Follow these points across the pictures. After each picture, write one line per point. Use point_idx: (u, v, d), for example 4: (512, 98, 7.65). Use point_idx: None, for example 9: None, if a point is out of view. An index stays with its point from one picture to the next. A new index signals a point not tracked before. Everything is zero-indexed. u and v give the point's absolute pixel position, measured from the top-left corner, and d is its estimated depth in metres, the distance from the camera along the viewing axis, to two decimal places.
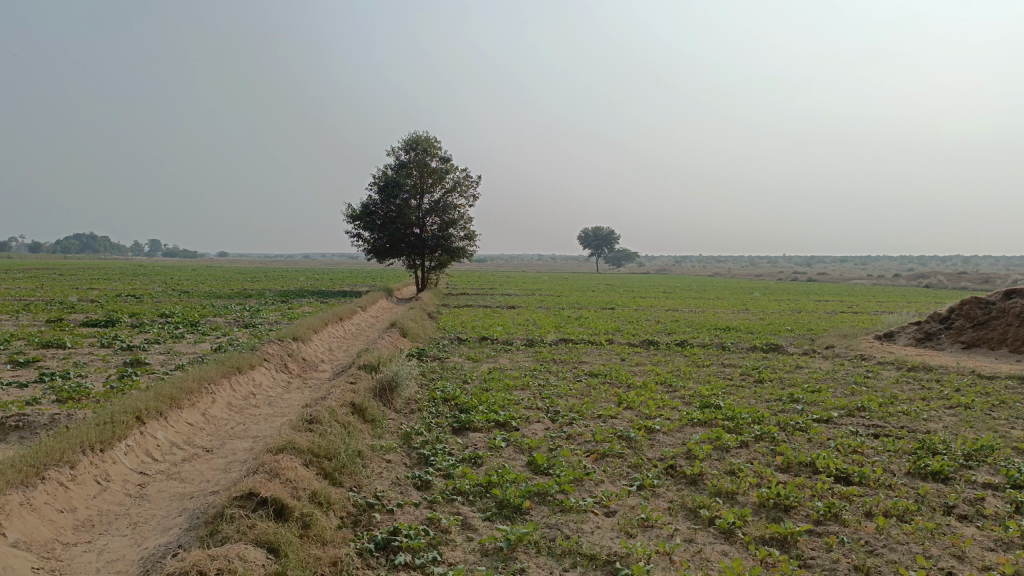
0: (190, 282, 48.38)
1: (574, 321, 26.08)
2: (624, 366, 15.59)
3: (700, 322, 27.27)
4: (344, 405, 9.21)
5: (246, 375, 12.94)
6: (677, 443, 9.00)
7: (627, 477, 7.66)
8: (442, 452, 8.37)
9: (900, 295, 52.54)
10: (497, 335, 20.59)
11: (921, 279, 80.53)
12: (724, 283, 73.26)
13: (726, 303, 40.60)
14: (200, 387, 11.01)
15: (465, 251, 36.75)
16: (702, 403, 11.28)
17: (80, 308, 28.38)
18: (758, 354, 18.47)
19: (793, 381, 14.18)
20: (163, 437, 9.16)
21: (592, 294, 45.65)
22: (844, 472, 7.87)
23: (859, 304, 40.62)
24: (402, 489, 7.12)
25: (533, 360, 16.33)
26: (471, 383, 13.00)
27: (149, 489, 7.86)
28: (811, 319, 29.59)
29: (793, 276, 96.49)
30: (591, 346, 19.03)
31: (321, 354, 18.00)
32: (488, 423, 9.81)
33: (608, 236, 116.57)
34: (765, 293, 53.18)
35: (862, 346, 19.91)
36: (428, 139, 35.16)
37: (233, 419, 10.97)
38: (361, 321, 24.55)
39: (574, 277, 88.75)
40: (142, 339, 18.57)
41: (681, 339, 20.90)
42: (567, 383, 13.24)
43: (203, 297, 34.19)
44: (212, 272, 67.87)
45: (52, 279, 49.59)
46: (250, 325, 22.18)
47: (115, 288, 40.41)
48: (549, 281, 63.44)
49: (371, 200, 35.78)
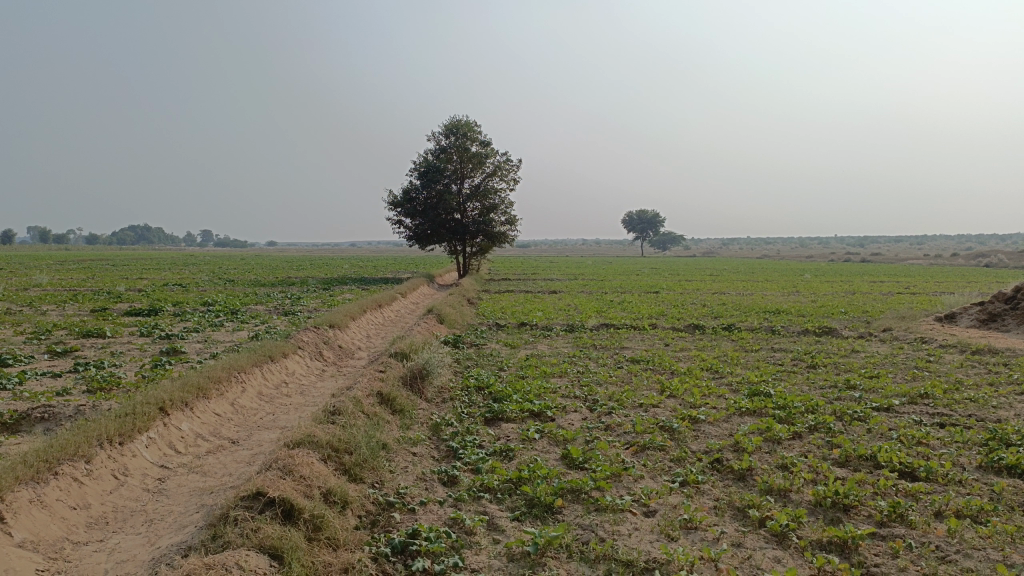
0: (235, 271, 48.90)
1: (617, 305, 25.41)
2: (667, 352, 14.95)
3: (749, 305, 26.37)
4: (371, 395, 8.82)
5: (279, 364, 12.66)
6: (723, 434, 8.41)
7: (669, 472, 7.11)
8: (471, 445, 7.93)
9: (961, 275, 50.34)
10: (537, 320, 20.10)
11: (981, 259, 77.49)
12: (775, 266, 71.43)
13: (776, 285, 39.38)
14: (229, 376, 10.73)
15: (507, 236, 36.22)
16: (750, 390, 10.63)
17: (126, 297, 28.73)
18: (810, 338, 17.64)
19: (848, 366, 13.40)
20: (188, 428, 8.88)
21: (637, 278, 44.79)
22: (909, 467, 7.19)
23: (915, 285, 39.06)
24: (427, 485, 6.70)
25: (573, 346, 15.80)
26: (507, 371, 12.53)
27: (169, 483, 7.57)
28: (865, 301, 28.42)
29: (845, 257, 93.49)
30: (634, 331, 18.43)
31: (358, 341, 17.75)
32: (522, 413, 9.35)
33: (653, 218, 114.81)
34: (816, 275, 51.46)
35: (921, 329, 18.90)
36: (468, 124, 34.66)
37: (262, 409, 10.67)
38: (401, 308, 24.27)
39: (618, 261, 87.65)
40: (182, 328, 18.57)
41: (728, 323, 20.12)
42: (607, 370, 12.68)
43: (246, 286, 34.39)
44: (260, 261, 68.58)
45: (104, 270, 50.65)
46: (290, 313, 22.07)
47: (163, 278, 41.03)
48: (594, 266, 62.68)
49: (411, 185, 35.51)
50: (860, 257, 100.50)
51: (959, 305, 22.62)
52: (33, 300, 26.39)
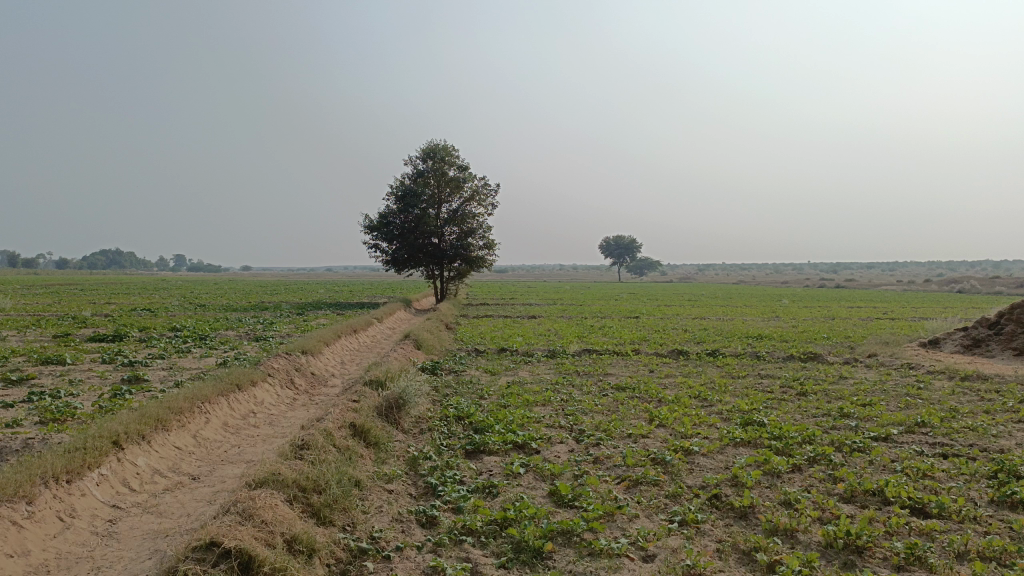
0: (207, 296, 47.85)
1: (598, 331, 24.98)
2: (653, 378, 14.47)
3: (731, 330, 26.05)
4: (344, 426, 8.23)
5: (247, 393, 12.01)
6: (719, 467, 7.93)
7: (665, 510, 6.60)
8: (451, 481, 7.36)
9: (935, 300, 50.66)
10: (517, 345, 19.59)
11: (953, 284, 78.43)
12: (751, 291, 71.61)
13: (755, 310, 39.24)
14: (192, 406, 10.08)
15: (485, 260, 35.73)
16: (743, 419, 10.18)
17: (91, 322, 27.77)
18: (796, 364, 17.27)
19: (839, 394, 13.00)
20: (144, 463, 8.23)
21: (615, 303, 44.48)
22: (919, 502, 6.75)
23: (892, 310, 39.13)
24: (404, 527, 6.13)
25: (555, 372, 15.29)
26: (488, 399, 11.98)
27: (121, 526, 6.89)
28: (846, 326, 28.26)
29: (820, 282, 94.22)
30: (617, 357, 17.97)
31: (332, 368, 17.09)
32: (505, 445, 8.80)
33: (630, 244, 115.01)
34: (793, 300, 51.47)
35: (907, 355, 18.63)
36: (446, 147, 34.32)
37: (227, 441, 10.01)
38: (377, 334, 23.64)
39: (595, 287, 87.49)
40: (148, 354, 17.80)
41: (712, 349, 19.74)
42: (592, 398, 12.15)
43: (217, 311, 33.53)
44: (233, 286, 67.36)
45: (72, 294, 49.48)
46: (261, 338, 21.36)
47: (132, 303, 40.02)
48: (572, 291, 62.39)
49: (389, 209, 35.01)
50: (834, 283, 101.27)
51: (942, 331, 22.45)
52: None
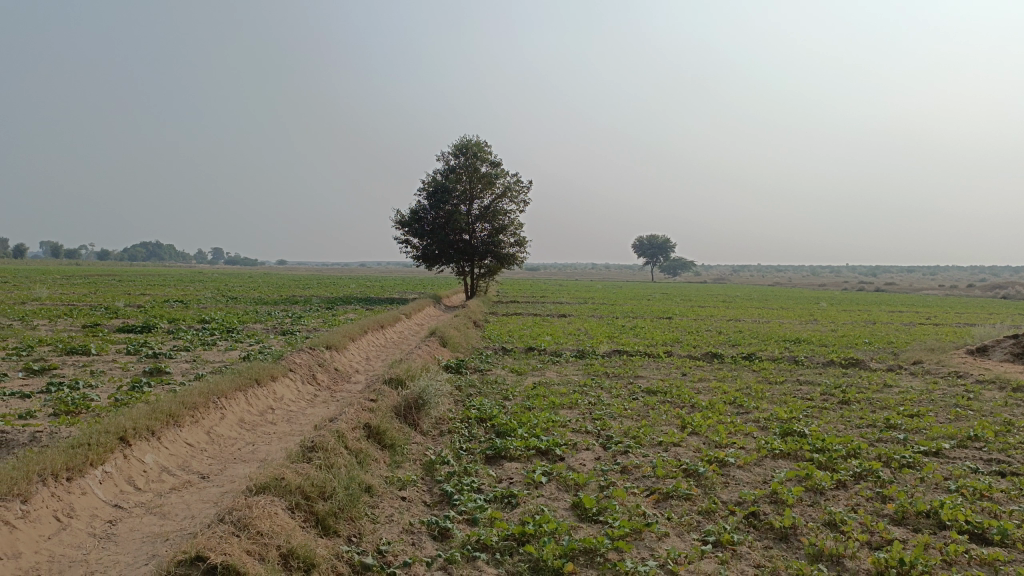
0: (239, 289, 47.98)
1: (629, 331, 24.41)
2: (685, 382, 13.90)
3: (767, 333, 25.23)
4: (358, 428, 7.81)
5: (266, 388, 11.70)
6: (756, 481, 7.39)
7: (698, 528, 6.08)
8: (469, 489, 6.93)
9: (980, 306, 49.05)
10: (546, 345, 19.10)
11: (997, 290, 76.18)
12: (787, 293, 70.19)
13: (791, 313, 38.25)
14: (207, 402, 9.78)
15: (516, 258, 35.26)
16: (781, 429, 9.58)
17: (124, 313, 27.90)
18: (836, 370, 16.55)
19: (884, 403, 12.31)
20: (152, 461, 7.92)
21: (648, 303, 43.77)
22: (979, 527, 6.14)
23: (935, 316, 37.89)
24: (415, 540, 5.70)
25: (583, 374, 14.78)
26: (513, 401, 11.52)
27: (120, 528, 6.55)
28: (888, 331, 27.30)
29: (859, 285, 92.13)
30: (648, 358, 17.39)
31: (356, 364, 16.77)
32: (528, 451, 8.34)
33: (663, 244, 113.82)
34: (831, 304, 50.16)
35: (954, 362, 17.78)
36: (479, 143, 33.89)
37: (242, 438, 9.69)
38: (404, 330, 23.31)
39: (628, 286, 86.57)
40: (173, 346, 17.66)
41: (747, 352, 19.07)
42: (621, 402, 11.63)
43: (247, 304, 33.57)
44: (267, 279, 67.65)
45: (110, 285, 50.15)
46: (288, 332, 21.19)
47: (166, 295, 40.35)
48: (605, 290, 61.62)
49: (420, 205, 34.72)
50: (873, 286, 99.05)
51: (990, 338, 21.47)
52: (26, 314, 25.56)
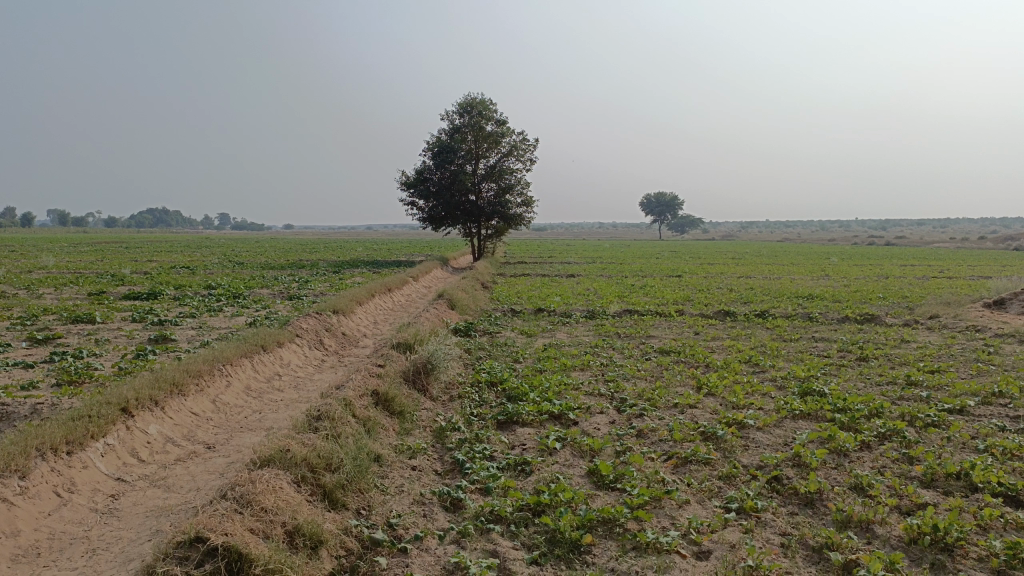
0: (246, 254, 47.89)
1: (639, 290, 24.11)
2: (698, 341, 13.63)
3: (779, 290, 24.89)
4: (366, 395, 7.59)
5: (272, 354, 11.50)
6: (778, 444, 7.16)
7: (719, 495, 5.86)
8: (481, 457, 6.71)
9: (993, 258, 48.48)
10: (555, 306, 18.84)
11: (1009, 242, 75.32)
12: (796, 248, 69.60)
13: (802, 269, 37.83)
14: (212, 369, 9.58)
15: (523, 218, 34.83)
16: (800, 388, 9.32)
17: (130, 280, 27.70)
18: (851, 326, 16.24)
19: (903, 360, 12.04)
20: (156, 431, 7.73)
21: (657, 261, 43.37)
22: (1013, 489, 5.89)
23: (948, 269, 37.39)
24: (427, 511, 5.49)
25: (594, 334, 14.53)
26: (523, 364, 11.29)
27: (123, 502, 6.38)
28: (901, 285, 26.90)
29: (869, 239, 91.26)
30: (659, 318, 17.13)
31: (364, 328, 16.55)
32: (540, 416, 8.12)
33: (671, 201, 112.86)
34: (842, 259, 49.73)
35: (972, 316, 17.45)
36: (483, 101, 33.21)
37: (249, 406, 9.50)
38: (411, 293, 23.06)
39: (636, 244, 86.01)
40: (179, 313, 17.45)
41: (760, 309, 18.77)
42: (634, 363, 11.39)
43: (254, 269, 33.37)
44: (274, 244, 67.38)
45: (117, 252, 50.03)
46: (295, 297, 20.97)
47: (173, 260, 40.19)
48: (613, 249, 61.17)
49: (425, 165, 34.24)
50: (884, 240, 98.06)
51: (1007, 290, 21.09)
52: (32, 283, 25.42)
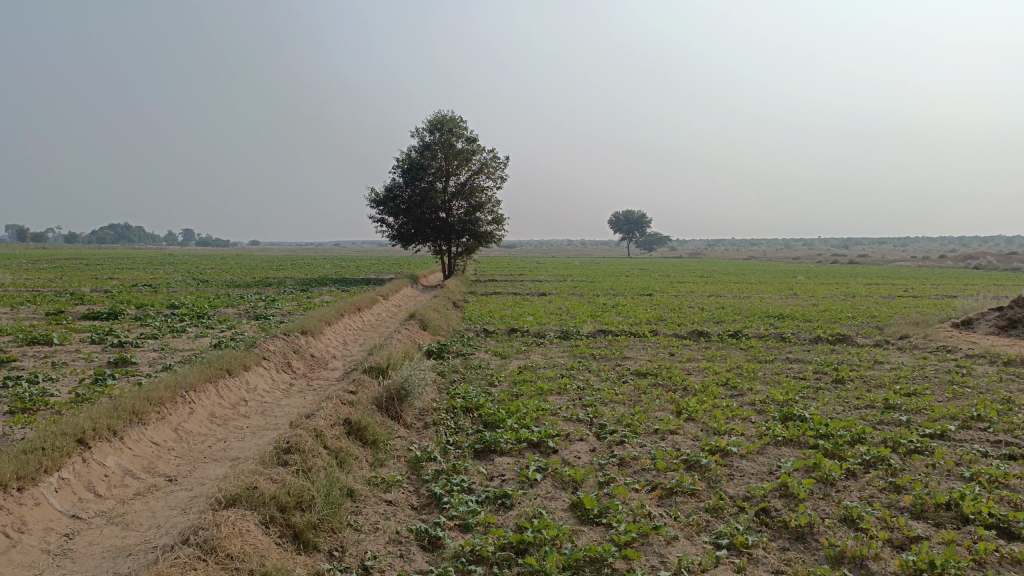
0: (211, 271, 47.03)
1: (611, 309, 24.00)
2: (674, 363, 13.50)
3: (750, 309, 24.95)
4: (337, 424, 7.27)
5: (238, 379, 11.10)
6: (763, 473, 7.00)
7: (707, 529, 5.66)
8: (459, 489, 6.44)
9: (955, 277, 49.34)
10: (528, 326, 18.62)
11: (968, 261, 77.03)
12: (764, 267, 70.37)
13: (770, 288, 38.14)
14: (174, 396, 9.18)
15: (494, 236, 34.64)
16: (781, 413, 9.19)
17: (90, 299, 26.90)
18: (824, 347, 16.25)
19: (879, 382, 12.00)
20: (114, 464, 7.33)
21: (627, 280, 43.44)
22: (1004, 520, 5.77)
23: (913, 288, 37.97)
24: (404, 551, 5.21)
25: (569, 356, 14.32)
26: (499, 388, 11.03)
27: (78, 541, 5.96)
28: (869, 304, 27.16)
29: (834, 258, 92.68)
30: (634, 338, 16.99)
31: (333, 349, 16.16)
32: (519, 444, 7.87)
33: (639, 219, 113.72)
34: (809, 277, 50.22)
35: (941, 336, 17.58)
36: (454, 119, 33.06)
37: (213, 435, 9.10)
38: (381, 312, 22.68)
39: (606, 261, 86.31)
40: (141, 334, 16.90)
41: (733, 329, 18.74)
42: (611, 386, 11.20)
43: (219, 288, 32.66)
44: (240, 261, 66.23)
45: (76, 269, 48.68)
46: (261, 317, 20.47)
47: (135, 278, 39.24)
48: (583, 267, 61.21)
49: (395, 183, 33.94)
50: (848, 258, 99.66)
51: (973, 310, 21.35)
52: None
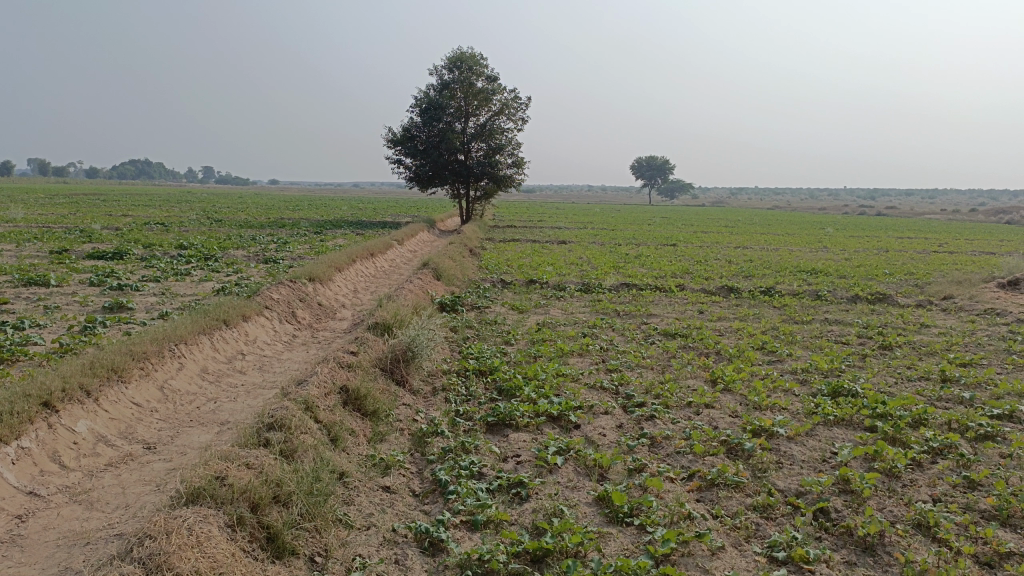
0: (225, 210, 46.12)
1: (634, 260, 22.98)
2: (704, 323, 12.55)
3: (780, 263, 23.78)
4: (332, 393, 6.43)
5: (236, 331, 10.30)
6: (816, 461, 6.12)
7: (758, 537, 4.80)
8: (467, 474, 5.60)
9: (988, 232, 47.59)
10: (547, 276, 17.70)
11: (1002, 214, 74.60)
12: (789, 217, 68.57)
13: (797, 240, 36.87)
14: (161, 350, 8.38)
15: (513, 180, 33.41)
16: (828, 386, 8.27)
17: (99, 237, 26.15)
18: (863, 307, 15.20)
19: (929, 349, 11.01)
20: (86, 429, 6.57)
21: (649, 228, 42.20)
22: None
23: (947, 243, 36.48)
24: (400, 557, 4.39)
25: (591, 312, 13.41)
26: (515, 347, 10.16)
27: (31, 525, 5.19)
28: (904, 260, 25.94)
29: (860, 209, 90.36)
30: (659, 293, 16.02)
31: (342, 298, 15.34)
32: (536, 417, 7.00)
33: (663, 164, 111.30)
34: (838, 229, 48.45)
35: (988, 297, 16.45)
36: (474, 56, 31.55)
37: (203, 394, 8.33)
38: (395, 258, 21.83)
39: (627, 207, 84.68)
40: (142, 277, 16.15)
41: (764, 285, 17.69)
42: (637, 348, 10.30)
43: (231, 228, 31.90)
44: (256, 201, 65.34)
45: (91, 205, 48.02)
46: (271, 260, 19.67)
47: (148, 217, 38.55)
48: (604, 214, 59.83)
49: (412, 122, 32.77)
50: (876, 208, 97.02)
51: (1020, 269, 20.11)
52: None
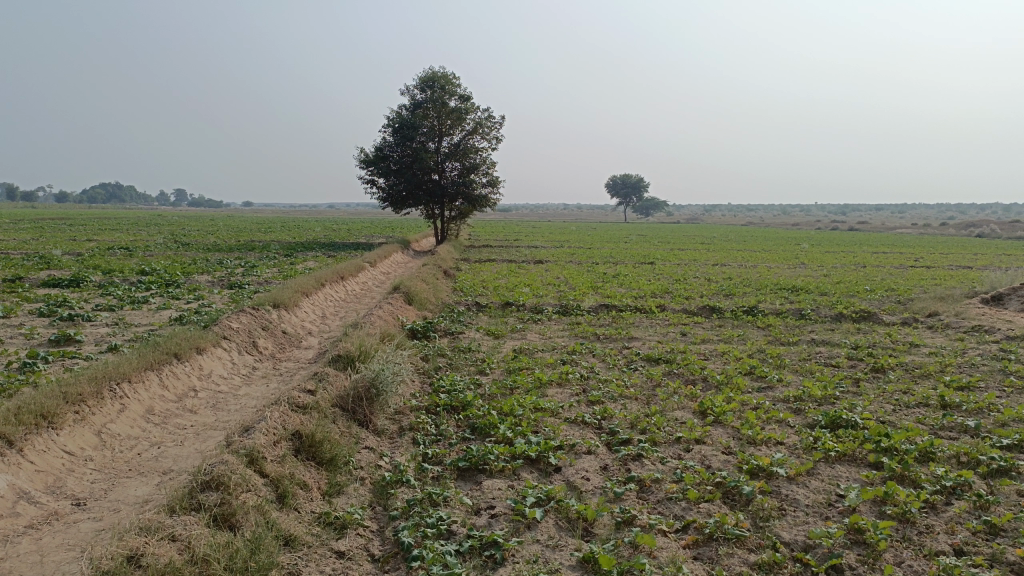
0: (194, 233, 44.99)
1: (612, 279, 22.44)
2: (688, 346, 12.00)
3: (760, 280, 23.34)
4: (283, 441, 5.75)
5: (189, 365, 9.55)
6: (822, 507, 5.53)
7: None
8: (433, 533, 4.93)
9: (961, 246, 47.74)
10: (524, 298, 17.08)
11: (972, 227, 75.30)
12: (764, 233, 68.77)
13: (773, 256, 36.68)
14: (100, 391, 7.63)
15: (488, 199, 32.88)
16: (825, 416, 7.71)
17: (57, 263, 25.10)
18: (849, 326, 14.75)
19: (923, 371, 10.52)
20: (4, 484, 5.81)
21: (625, 247, 41.84)
22: None
23: (922, 257, 36.51)
24: None
25: (570, 336, 12.81)
26: (490, 377, 9.52)
27: None
28: (883, 276, 25.67)
29: (833, 224, 90.96)
30: (640, 314, 15.48)
31: (309, 324, 14.61)
32: (512, 460, 6.35)
33: (637, 182, 111.59)
34: (813, 245, 48.43)
35: (974, 313, 16.08)
36: (446, 75, 31.06)
37: (146, 438, 7.58)
38: (367, 281, 21.16)
39: (603, 225, 84.49)
40: (96, 306, 15.28)
41: (747, 304, 17.18)
42: (620, 376, 9.72)
43: (198, 251, 30.94)
44: (228, 222, 64.35)
45: (56, 229, 46.72)
46: (235, 286, 18.84)
47: (113, 241, 37.39)
48: (580, 232, 59.51)
49: (385, 142, 32.17)
50: (850, 223, 97.80)
51: (1002, 283, 19.83)
52: None
